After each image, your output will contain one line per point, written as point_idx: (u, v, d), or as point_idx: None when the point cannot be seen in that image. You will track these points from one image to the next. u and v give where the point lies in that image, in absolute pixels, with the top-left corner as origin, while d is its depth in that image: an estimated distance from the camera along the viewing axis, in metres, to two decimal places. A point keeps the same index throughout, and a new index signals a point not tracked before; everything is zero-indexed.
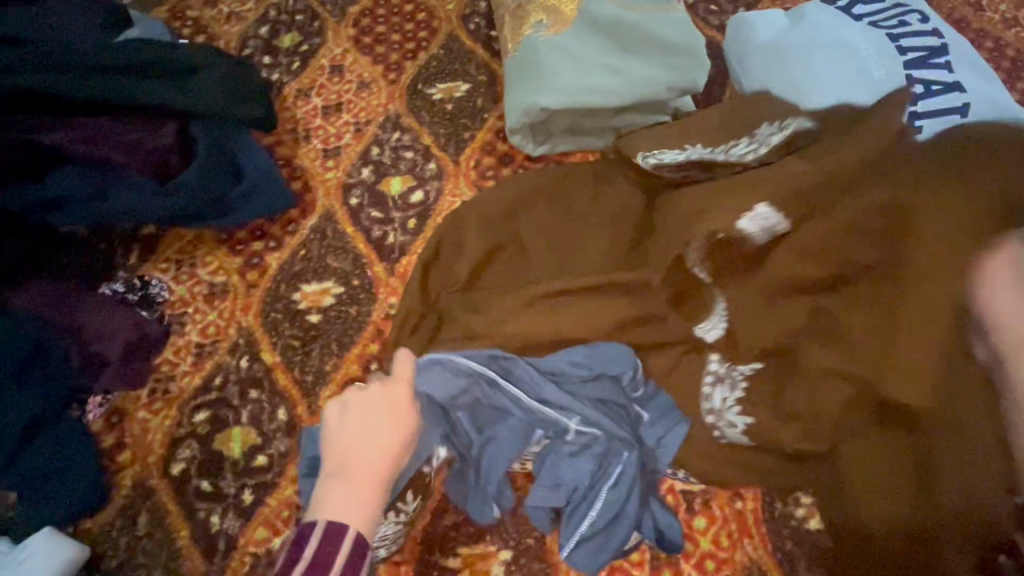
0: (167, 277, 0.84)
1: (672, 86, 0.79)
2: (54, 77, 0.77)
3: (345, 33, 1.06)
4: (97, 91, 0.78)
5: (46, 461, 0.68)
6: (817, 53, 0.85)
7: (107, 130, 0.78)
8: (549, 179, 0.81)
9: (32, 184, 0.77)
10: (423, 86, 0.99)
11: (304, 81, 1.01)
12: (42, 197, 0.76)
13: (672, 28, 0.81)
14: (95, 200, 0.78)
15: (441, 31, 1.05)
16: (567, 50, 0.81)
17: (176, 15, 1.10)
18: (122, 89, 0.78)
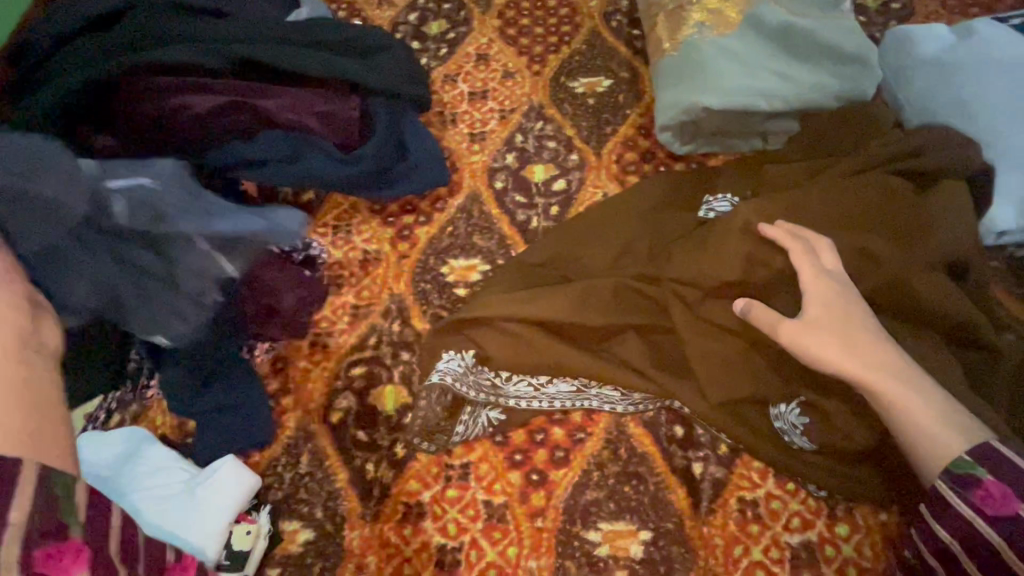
0: (325, 241, 0.90)
1: (842, 95, 0.79)
2: (265, 47, 0.85)
3: (490, 24, 1.10)
4: (299, 62, 0.85)
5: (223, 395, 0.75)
6: (989, 72, 0.83)
7: (301, 101, 0.85)
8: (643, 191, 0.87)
9: (237, 142, 0.84)
10: (566, 78, 1.03)
11: (450, 67, 1.06)
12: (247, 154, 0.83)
13: (843, 36, 0.81)
14: (284, 163, 0.83)
15: (584, 27, 1.08)
16: (731, 53, 0.83)
17: None
18: (319, 63, 0.86)
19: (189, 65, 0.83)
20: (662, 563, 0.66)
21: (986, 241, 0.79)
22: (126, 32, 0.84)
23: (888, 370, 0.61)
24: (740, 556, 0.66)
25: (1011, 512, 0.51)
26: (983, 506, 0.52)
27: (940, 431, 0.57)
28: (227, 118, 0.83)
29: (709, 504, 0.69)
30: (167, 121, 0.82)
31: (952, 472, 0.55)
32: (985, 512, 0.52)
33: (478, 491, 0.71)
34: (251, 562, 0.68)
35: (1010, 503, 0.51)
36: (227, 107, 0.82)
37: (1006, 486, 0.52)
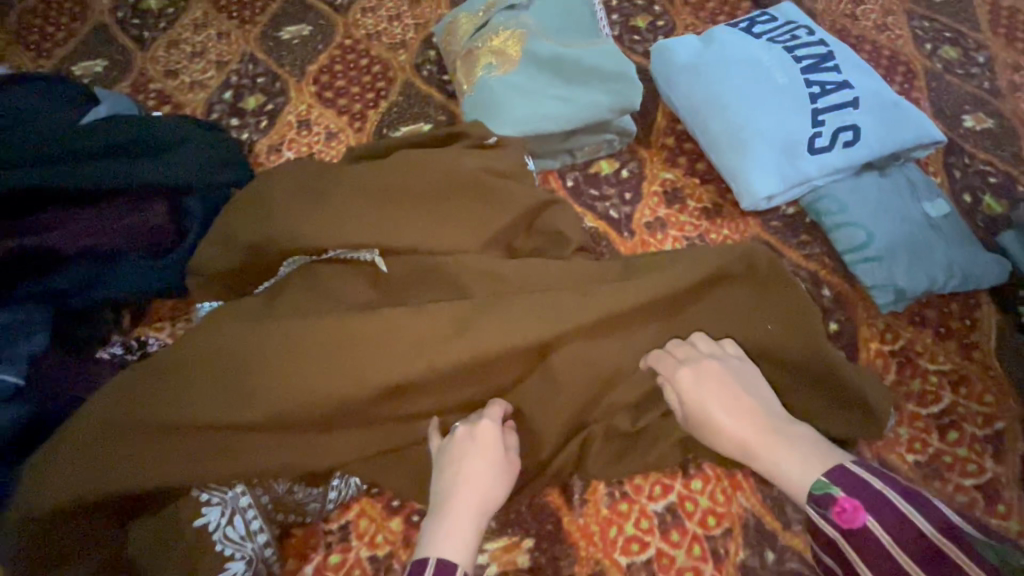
0: (164, 335, 0.86)
1: (617, 106, 0.91)
2: (42, 170, 0.81)
3: (307, 90, 1.14)
4: (81, 180, 0.81)
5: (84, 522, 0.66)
6: (730, 67, 0.99)
7: (101, 220, 0.81)
8: (322, 206, 0.76)
9: (40, 276, 0.79)
10: (388, 131, 1.08)
11: (273, 138, 1.08)
12: (54, 287, 0.79)
13: (607, 56, 0.93)
14: (96, 287, 0.80)
15: (398, 80, 1.15)
16: (517, 86, 0.92)
17: (139, 88, 1.16)
18: (107, 175, 0.82)
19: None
20: (549, 564, 0.69)
21: (760, 206, 0.94)
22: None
23: (758, 424, 0.63)
24: (616, 536, 0.71)
25: (861, 524, 0.52)
26: (840, 521, 0.53)
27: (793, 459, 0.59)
28: (26, 261, 0.78)
29: (581, 496, 0.73)
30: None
31: (813, 494, 0.56)
32: (844, 530, 0.53)
33: (360, 549, 0.70)
34: None
35: (860, 515, 0.52)
36: (21, 250, 0.77)
37: (860, 501, 0.53)
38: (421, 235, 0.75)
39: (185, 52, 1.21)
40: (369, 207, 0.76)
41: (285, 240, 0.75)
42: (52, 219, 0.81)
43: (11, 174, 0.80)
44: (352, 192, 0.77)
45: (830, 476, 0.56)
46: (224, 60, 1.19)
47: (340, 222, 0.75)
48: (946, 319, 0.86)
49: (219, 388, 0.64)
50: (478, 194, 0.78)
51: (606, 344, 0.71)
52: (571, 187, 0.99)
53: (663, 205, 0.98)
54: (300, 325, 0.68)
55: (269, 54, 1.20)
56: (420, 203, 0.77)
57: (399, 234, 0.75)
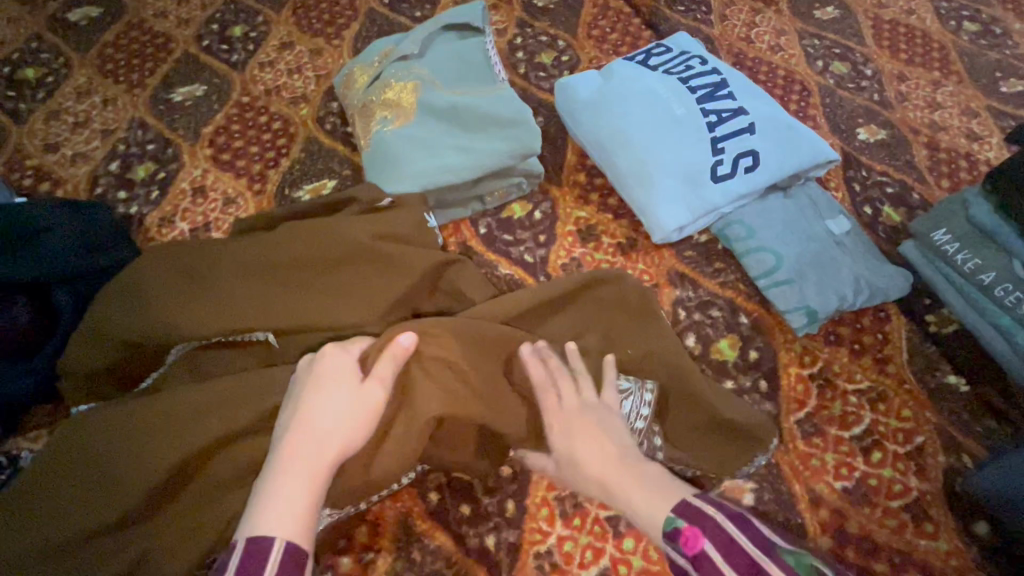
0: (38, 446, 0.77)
1: (517, 152, 0.89)
2: None
3: (202, 154, 1.08)
4: None
5: None
6: (630, 101, 0.99)
7: None
8: (207, 274, 0.72)
9: None
10: (291, 190, 1.03)
11: (166, 209, 1.01)
12: None
13: (503, 103, 0.91)
14: None
15: (300, 135, 1.10)
16: (413, 138, 0.89)
17: (14, 166, 1.07)
18: None
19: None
20: None
21: (672, 237, 0.93)
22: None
23: (614, 457, 0.64)
24: None
25: (698, 549, 0.51)
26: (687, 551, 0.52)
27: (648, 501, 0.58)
28: None
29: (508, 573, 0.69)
30: None
31: (665, 531, 0.55)
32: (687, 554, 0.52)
33: None
34: None
35: (698, 539, 0.52)
36: None
37: (698, 525, 0.53)
38: (312, 308, 0.70)
39: (67, 122, 1.13)
40: (251, 282, 0.72)
41: (158, 332, 0.69)
42: None
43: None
44: (233, 270, 0.72)
45: (678, 508, 0.55)
46: (111, 128, 1.12)
47: (216, 304, 0.70)
48: (859, 335, 0.87)
49: (83, 520, 0.59)
50: (369, 258, 0.74)
51: (508, 403, 0.69)
52: (483, 235, 0.96)
53: (578, 245, 0.96)
54: (171, 428, 0.63)
55: (159, 118, 1.14)
56: (311, 275, 0.73)
57: (285, 313, 0.70)
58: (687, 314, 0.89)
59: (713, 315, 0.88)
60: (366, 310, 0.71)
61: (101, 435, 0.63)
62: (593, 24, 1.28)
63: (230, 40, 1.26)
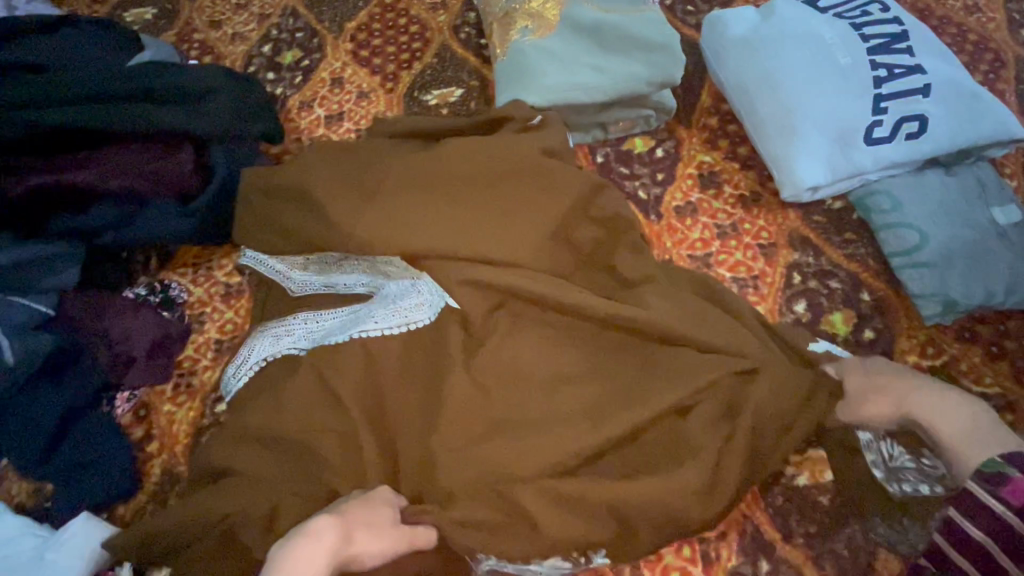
0: (186, 280, 0.88)
1: (656, 80, 0.85)
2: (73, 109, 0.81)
3: (343, 48, 1.13)
4: (110, 121, 0.81)
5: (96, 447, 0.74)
6: (787, 44, 0.91)
7: (128, 161, 0.82)
8: (354, 166, 0.79)
9: (71, 214, 0.81)
10: (419, 93, 1.06)
11: (306, 94, 1.07)
12: (82, 225, 0.81)
13: (650, 27, 0.87)
14: (124, 229, 0.82)
15: (435, 41, 1.12)
16: (554, 53, 0.88)
17: (184, 38, 1.18)
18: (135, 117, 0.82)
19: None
20: None
21: (803, 197, 0.86)
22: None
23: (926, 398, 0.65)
24: None
25: None
26: (1014, 498, 0.54)
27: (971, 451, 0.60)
28: (57, 198, 0.80)
29: None
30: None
31: (982, 473, 0.57)
32: (1013, 504, 0.54)
33: None
34: None
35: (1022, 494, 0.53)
36: (49, 188, 0.78)
37: None
38: (447, 208, 0.75)
39: (231, 3, 1.21)
40: (396, 177, 0.77)
41: (325, 227, 0.76)
42: (80, 158, 0.81)
43: (41, 112, 0.80)
44: (392, 173, 0.76)
45: (1006, 457, 0.56)
46: (267, 13, 1.19)
47: (381, 204, 0.75)
48: (1000, 337, 0.78)
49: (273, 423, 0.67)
50: (514, 180, 0.77)
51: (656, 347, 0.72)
52: (600, 163, 0.94)
53: (697, 189, 0.92)
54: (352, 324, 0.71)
55: (309, 9, 1.19)
56: (450, 175, 0.77)
57: (428, 212, 0.74)
58: (803, 279, 0.83)
59: (832, 286, 0.82)
60: (500, 228, 0.74)
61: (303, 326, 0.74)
62: None
63: None
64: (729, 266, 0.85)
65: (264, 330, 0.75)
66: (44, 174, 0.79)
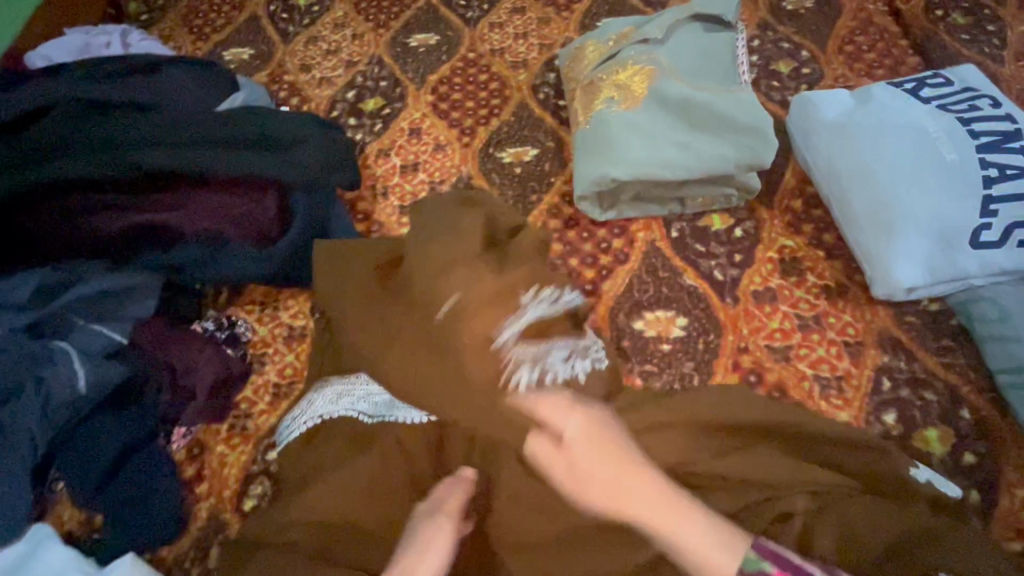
0: (252, 319, 0.89)
1: (745, 163, 0.83)
2: (171, 150, 0.84)
3: (424, 99, 1.15)
4: (204, 165, 0.85)
5: (147, 484, 0.74)
6: (886, 133, 0.87)
7: (216, 202, 0.85)
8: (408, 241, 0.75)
9: (159, 248, 0.84)
10: (495, 149, 1.06)
11: (384, 142, 1.10)
12: (168, 261, 0.84)
13: (742, 107, 0.85)
14: (205, 266, 0.84)
15: (513, 99, 1.13)
16: (640, 126, 0.86)
17: (276, 79, 1.23)
18: (227, 162, 0.85)
19: (89, 177, 0.81)
20: None
21: (896, 296, 0.81)
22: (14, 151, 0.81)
23: (603, 438, 0.61)
24: None
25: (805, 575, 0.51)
26: None
27: (672, 529, 0.55)
28: (147, 234, 0.83)
29: None
30: (97, 238, 0.81)
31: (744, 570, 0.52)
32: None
33: None
34: None
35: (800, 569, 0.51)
36: (144, 224, 0.82)
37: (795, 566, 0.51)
38: (495, 310, 0.68)
39: (322, 49, 1.27)
40: (441, 262, 0.70)
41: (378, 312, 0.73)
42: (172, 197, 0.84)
43: (138, 154, 0.83)
44: (436, 259, 0.70)
45: (762, 551, 0.53)
46: (355, 60, 1.24)
47: (425, 305, 0.70)
48: None
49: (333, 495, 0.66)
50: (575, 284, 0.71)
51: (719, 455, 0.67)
52: (674, 238, 0.91)
53: (777, 275, 0.87)
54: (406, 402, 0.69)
55: (395, 59, 1.23)
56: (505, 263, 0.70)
57: (468, 317, 0.68)
58: (893, 385, 0.77)
59: (926, 398, 0.76)
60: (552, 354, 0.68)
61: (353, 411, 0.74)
62: (849, 38, 1.14)
63: None
64: (810, 362, 0.80)
65: (327, 386, 0.76)
66: (138, 215, 0.82)
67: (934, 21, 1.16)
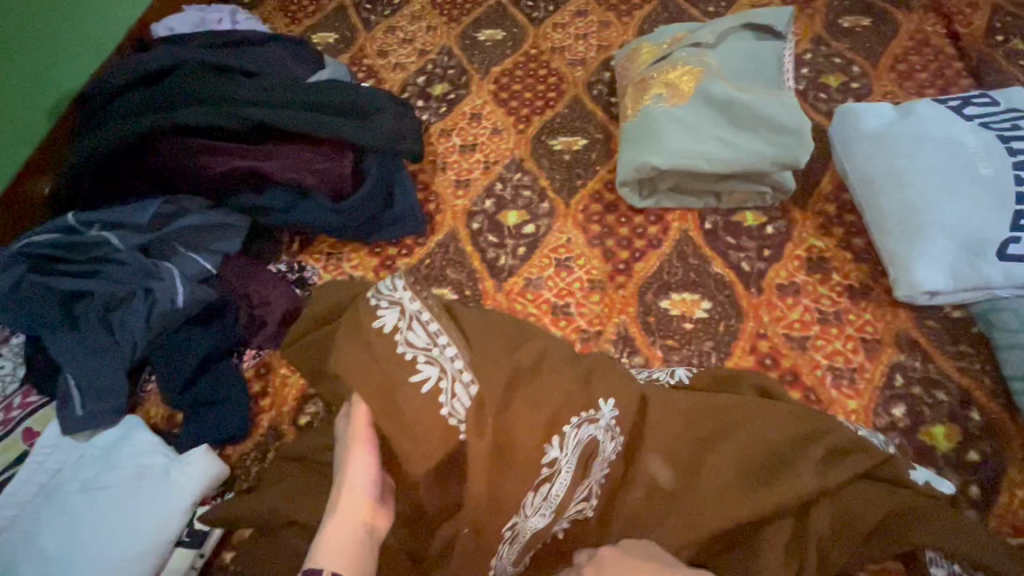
0: (318, 266, 1.01)
1: (779, 161, 0.88)
2: (269, 110, 0.97)
3: (487, 88, 1.26)
4: (295, 125, 0.97)
5: (222, 390, 0.86)
6: (924, 146, 0.90)
7: (300, 158, 0.97)
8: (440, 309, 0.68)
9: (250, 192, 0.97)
10: (547, 137, 1.15)
11: (447, 124, 1.20)
12: (257, 203, 0.96)
13: (782, 110, 0.90)
14: (287, 212, 0.97)
15: (569, 94, 1.22)
16: (684, 121, 0.93)
17: (356, 62, 1.37)
18: (314, 124, 0.97)
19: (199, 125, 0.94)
20: None
21: (917, 299, 0.84)
22: (144, 101, 0.96)
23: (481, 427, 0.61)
24: None
25: None
26: None
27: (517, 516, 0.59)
28: (241, 179, 0.96)
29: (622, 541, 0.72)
30: (200, 177, 0.94)
31: None
32: None
33: None
34: (209, 541, 0.75)
35: None
36: (240, 168, 0.94)
37: None
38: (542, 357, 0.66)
39: (399, 38, 1.40)
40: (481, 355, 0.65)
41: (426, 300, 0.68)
42: (266, 149, 0.97)
43: (241, 109, 0.96)
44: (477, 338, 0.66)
45: None
46: (427, 50, 1.36)
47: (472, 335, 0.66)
48: None
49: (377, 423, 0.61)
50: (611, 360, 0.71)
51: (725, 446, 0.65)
52: (707, 229, 0.97)
53: (803, 271, 0.92)
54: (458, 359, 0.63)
55: (463, 51, 1.34)
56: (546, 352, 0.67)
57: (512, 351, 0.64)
58: (905, 382, 0.81)
59: (937, 397, 0.79)
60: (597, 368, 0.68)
61: (388, 388, 0.61)
62: (902, 57, 1.17)
63: None
64: (826, 352, 0.84)
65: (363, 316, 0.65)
66: (235, 159, 0.94)
67: (994, 45, 1.17)
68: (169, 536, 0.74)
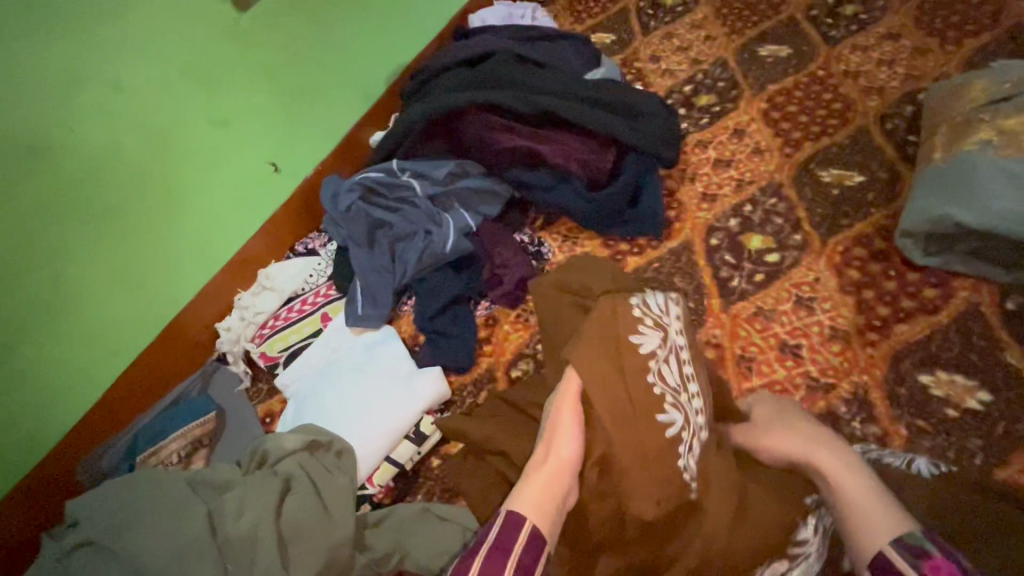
0: (554, 245, 1.11)
1: None
2: (556, 100, 1.09)
3: (757, 105, 1.21)
4: (575, 116, 1.07)
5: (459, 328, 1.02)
6: None
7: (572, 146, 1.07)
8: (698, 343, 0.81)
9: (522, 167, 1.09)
10: (816, 166, 1.06)
11: (706, 135, 1.19)
12: (527, 178, 1.09)
13: None
14: (548, 192, 1.08)
15: (855, 124, 1.10)
16: (1017, 176, 0.78)
17: (627, 64, 1.43)
18: (592, 118, 1.06)
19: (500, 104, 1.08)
20: None
21: None
22: (461, 79, 1.16)
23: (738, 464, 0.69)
24: None
25: None
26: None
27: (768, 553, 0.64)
28: (519, 155, 1.08)
29: None
30: (488, 148, 1.09)
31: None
32: None
33: None
34: (427, 443, 0.93)
35: None
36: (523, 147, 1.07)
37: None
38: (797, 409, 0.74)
39: (674, 45, 1.42)
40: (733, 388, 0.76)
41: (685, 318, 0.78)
42: (545, 134, 1.09)
43: (535, 96, 1.09)
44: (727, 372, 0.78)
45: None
46: (701, 59, 1.36)
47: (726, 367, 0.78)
48: None
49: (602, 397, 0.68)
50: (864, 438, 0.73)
51: None
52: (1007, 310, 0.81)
53: None
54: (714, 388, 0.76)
55: (739, 64, 1.31)
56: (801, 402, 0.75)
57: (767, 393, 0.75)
58: None
59: None
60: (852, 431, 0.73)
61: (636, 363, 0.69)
62: None
63: (839, 16, 1.29)
64: None
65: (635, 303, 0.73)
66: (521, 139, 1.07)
67: None
68: (402, 429, 0.93)
